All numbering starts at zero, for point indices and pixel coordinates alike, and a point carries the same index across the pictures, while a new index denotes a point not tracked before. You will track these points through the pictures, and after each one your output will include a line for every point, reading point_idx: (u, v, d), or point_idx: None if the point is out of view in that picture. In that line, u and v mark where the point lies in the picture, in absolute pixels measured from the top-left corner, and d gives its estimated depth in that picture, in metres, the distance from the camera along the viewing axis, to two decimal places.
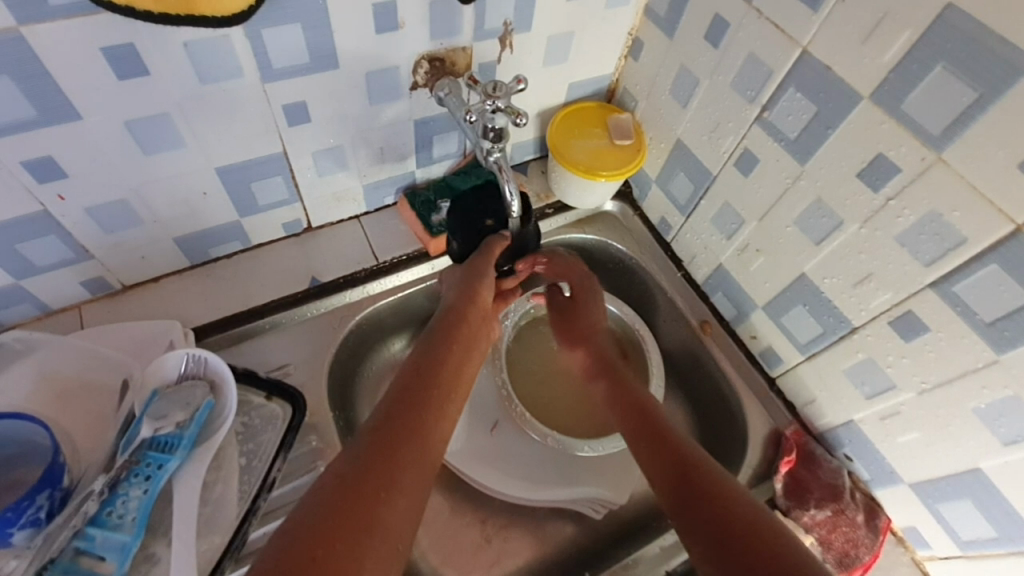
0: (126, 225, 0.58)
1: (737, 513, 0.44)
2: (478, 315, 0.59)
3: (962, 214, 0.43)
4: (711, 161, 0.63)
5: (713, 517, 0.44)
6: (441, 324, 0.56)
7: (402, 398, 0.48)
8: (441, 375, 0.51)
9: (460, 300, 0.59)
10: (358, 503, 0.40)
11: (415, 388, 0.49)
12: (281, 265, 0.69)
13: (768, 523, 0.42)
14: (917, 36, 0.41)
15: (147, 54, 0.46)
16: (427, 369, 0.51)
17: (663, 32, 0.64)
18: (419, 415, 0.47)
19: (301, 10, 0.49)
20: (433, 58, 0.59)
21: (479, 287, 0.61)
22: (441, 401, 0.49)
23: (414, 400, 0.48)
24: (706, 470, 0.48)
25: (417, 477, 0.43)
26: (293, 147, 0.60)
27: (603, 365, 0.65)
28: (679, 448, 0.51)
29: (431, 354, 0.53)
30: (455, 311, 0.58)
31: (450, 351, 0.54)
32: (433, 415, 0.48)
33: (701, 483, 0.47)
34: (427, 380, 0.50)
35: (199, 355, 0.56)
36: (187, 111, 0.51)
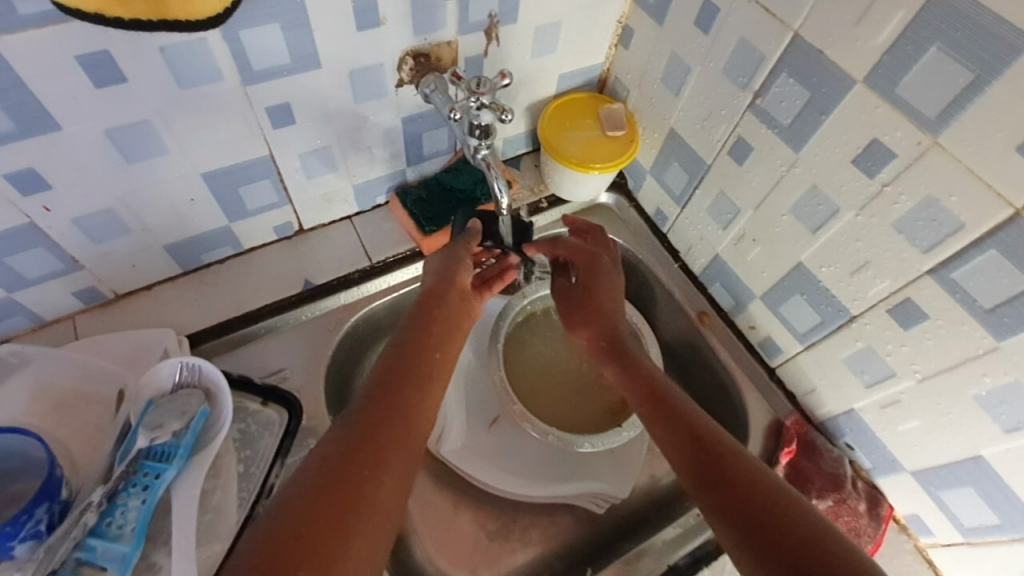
0: (115, 234, 0.57)
1: (756, 487, 0.42)
2: (460, 289, 0.57)
3: (959, 200, 0.42)
4: (705, 150, 0.62)
5: (736, 493, 0.42)
6: (423, 305, 0.54)
7: (386, 377, 0.47)
8: (424, 357, 0.50)
9: (439, 279, 0.57)
10: (346, 478, 0.40)
11: (399, 364, 0.49)
12: (273, 269, 0.68)
13: (791, 497, 0.42)
14: (911, 17, 0.40)
15: (125, 62, 0.45)
16: (411, 347, 0.51)
17: (652, 19, 0.62)
18: (404, 392, 0.47)
19: (279, 11, 0.48)
20: (418, 54, 0.58)
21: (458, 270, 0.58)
22: (425, 378, 0.49)
23: (398, 377, 0.48)
24: (716, 447, 0.46)
25: (406, 457, 0.43)
26: (279, 149, 0.59)
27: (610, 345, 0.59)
28: (688, 418, 0.49)
29: (414, 335, 0.52)
30: (434, 292, 0.56)
31: (432, 331, 0.53)
32: (418, 393, 0.47)
33: (711, 458, 0.45)
34: (410, 362, 0.49)
35: (193, 363, 0.56)
36: (168, 118, 0.51)
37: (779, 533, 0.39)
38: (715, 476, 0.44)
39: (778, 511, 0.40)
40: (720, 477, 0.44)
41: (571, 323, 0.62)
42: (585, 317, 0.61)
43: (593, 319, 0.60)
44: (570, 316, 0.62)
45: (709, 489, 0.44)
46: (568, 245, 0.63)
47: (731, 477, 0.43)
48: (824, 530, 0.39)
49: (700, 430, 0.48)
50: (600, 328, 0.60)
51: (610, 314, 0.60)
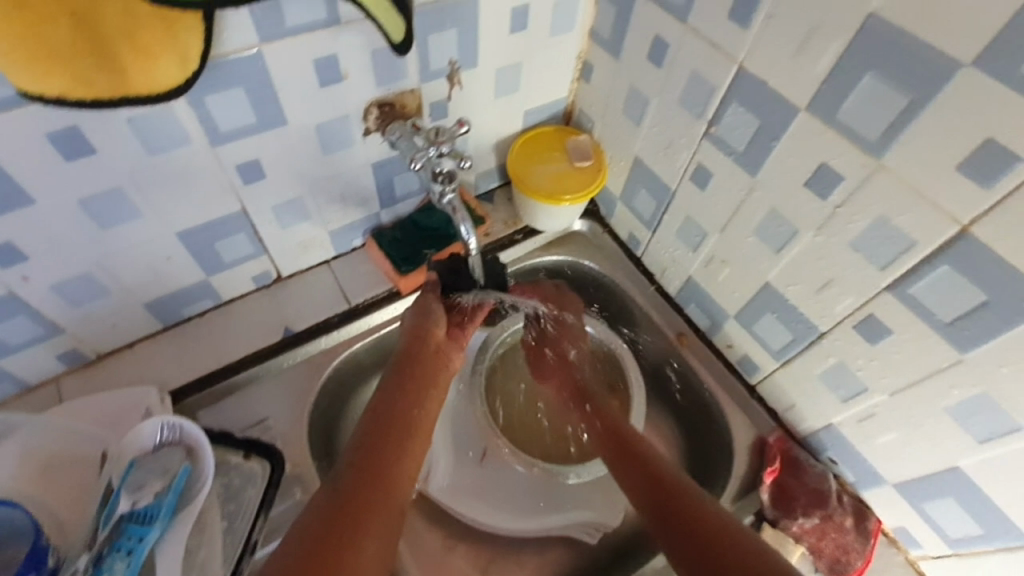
0: (93, 296, 0.58)
1: (716, 531, 0.45)
2: (434, 345, 0.58)
3: (908, 218, 0.43)
4: (668, 177, 0.64)
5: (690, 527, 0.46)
6: (397, 367, 0.55)
7: (365, 440, 0.48)
8: (402, 420, 0.51)
9: (413, 337, 0.58)
10: (329, 545, 0.40)
11: (377, 428, 0.50)
12: (254, 318, 0.69)
13: (750, 538, 0.44)
14: (845, 48, 0.42)
15: (94, 134, 0.46)
16: (387, 410, 0.51)
17: (609, 54, 0.64)
18: (383, 455, 0.48)
19: (242, 75, 0.49)
20: (382, 103, 0.59)
21: (431, 326, 0.59)
22: (402, 439, 0.50)
23: (375, 441, 0.48)
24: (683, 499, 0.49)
25: (387, 523, 0.44)
26: (251, 203, 0.60)
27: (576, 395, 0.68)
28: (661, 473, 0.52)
29: (392, 395, 0.53)
30: (409, 351, 0.57)
31: (408, 392, 0.53)
32: (396, 455, 0.48)
33: (677, 509, 0.48)
34: (387, 427, 0.50)
35: (173, 421, 0.56)
36: (140, 183, 0.52)
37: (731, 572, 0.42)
38: (680, 523, 0.47)
39: (727, 542, 0.44)
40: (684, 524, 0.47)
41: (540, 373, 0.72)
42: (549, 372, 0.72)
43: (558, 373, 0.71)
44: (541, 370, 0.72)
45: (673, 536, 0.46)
46: (548, 292, 0.71)
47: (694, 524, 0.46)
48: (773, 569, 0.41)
49: (670, 484, 0.51)
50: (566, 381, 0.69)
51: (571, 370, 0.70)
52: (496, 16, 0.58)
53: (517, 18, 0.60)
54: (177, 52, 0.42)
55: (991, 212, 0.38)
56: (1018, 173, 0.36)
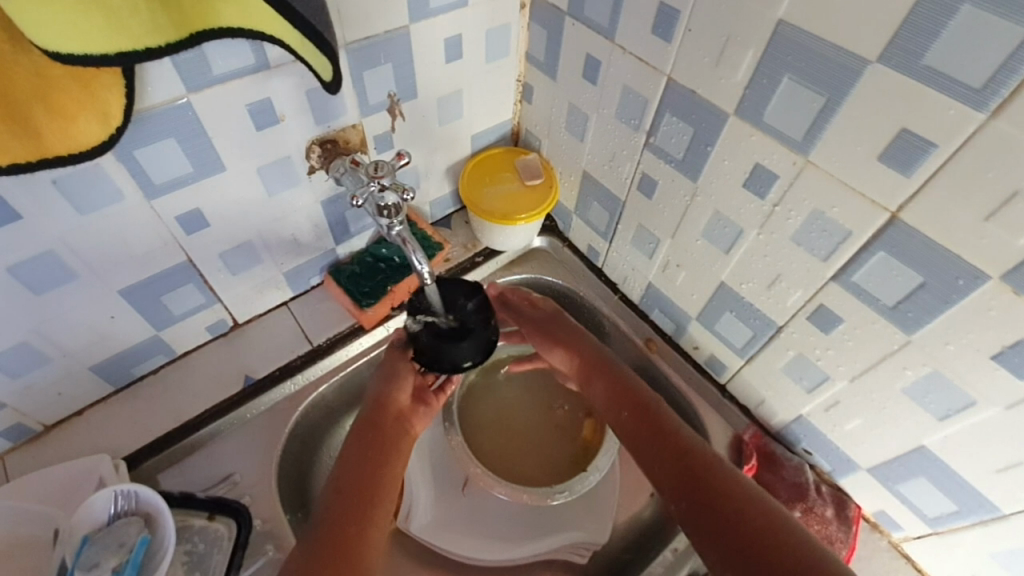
0: (33, 366, 0.55)
1: (727, 486, 0.47)
2: (396, 412, 0.59)
3: (841, 209, 0.44)
4: (617, 189, 0.65)
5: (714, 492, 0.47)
6: (357, 434, 0.56)
7: (331, 516, 0.49)
8: (365, 491, 0.52)
9: (374, 405, 0.59)
10: None
11: (343, 499, 0.50)
12: (212, 370, 0.67)
13: (759, 496, 0.46)
14: (759, 54, 0.43)
15: (16, 199, 0.45)
16: (350, 478, 0.52)
17: (546, 75, 0.66)
18: (346, 530, 0.48)
19: (172, 126, 0.48)
20: (324, 141, 0.59)
21: (393, 391, 0.60)
22: (363, 508, 0.50)
23: (341, 513, 0.49)
24: (713, 472, 0.48)
25: None
26: (197, 253, 0.59)
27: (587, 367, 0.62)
28: (688, 448, 0.51)
29: (354, 466, 0.53)
30: (371, 419, 0.58)
31: (369, 460, 0.54)
32: (358, 528, 0.49)
33: (705, 479, 0.48)
34: (351, 497, 0.51)
35: (128, 489, 0.53)
36: (73, 244, 0.50)
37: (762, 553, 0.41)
38: (713, 502, 0.46)
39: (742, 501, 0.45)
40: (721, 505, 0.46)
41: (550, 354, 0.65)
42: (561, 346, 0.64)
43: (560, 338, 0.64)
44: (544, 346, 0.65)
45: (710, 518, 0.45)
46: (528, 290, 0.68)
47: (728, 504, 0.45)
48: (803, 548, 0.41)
49: (698, 454, 0.50)
50: (575, 347, 0.63)
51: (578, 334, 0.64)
52: (430, 48, 0.59)
53: (451, 47, 0.60)
54: (97, 110, 0.41)
55: (915, 198, 0.40)
56: (932, 160, 0.38)
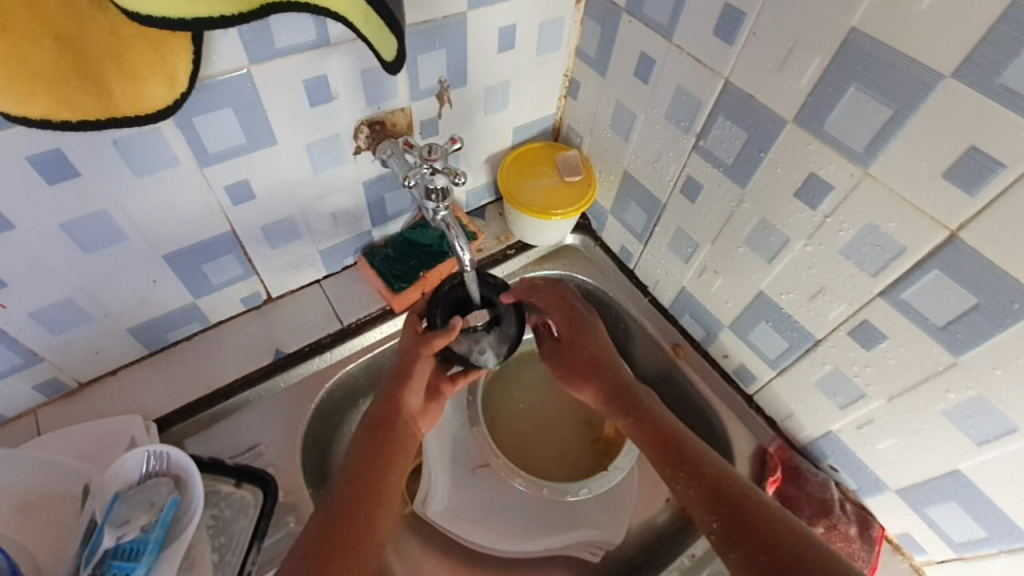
0: (75, 323, 0.56)
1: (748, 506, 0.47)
2: (407, 414, 0.57)
3: (897, 224, 0.43)
4: (659, 191, 0.64)
5: (736, 517, 0.47)
6: (368, 430, 0.55)
7: (336, 506, 0.48)
8: (371, 483, 0.51)
9: (386, 403, 0.57)
10: None
11: (351, 488, 0.50)
12: (244, 341, 0.67)
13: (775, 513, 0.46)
14: (827, 61, 0.43)
15: (77, 157, 0.45)
16: (358, 473, 0.51)
17: (595, 71, 0.66)
18: (352, 520, 0.47)
19: (231, 96, 0.49)
20: (373, 122, 0.60)
21: (406, 391, 0.57)
22: (370, 503, 0.49)
23: (348, 505, 0.48)
24: (736, 491, 0.49)
25: None
26: (240, 224, 0.60)
27: (617, 395, 0.59)
28: (713, 467, 0.51)
29: (362, 459, 0.52)
30: (381, 416, 0.56)
31: (380, 455, 0.53)
32: (365, 519, 0.48)
33: (731, 506, 0.47)
34: (357, 490, 0.50)
35: (161, 450, 0.53)
36: (125, 205, 0.51)
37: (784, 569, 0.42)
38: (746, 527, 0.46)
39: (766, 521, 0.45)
40: (748, 525, 0.46)
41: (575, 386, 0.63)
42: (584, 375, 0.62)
43: (586, 368, 0.62)
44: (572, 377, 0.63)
45: (738, 537, 0.46)
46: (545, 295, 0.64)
47: (755, 520, 0.46)
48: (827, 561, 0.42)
49: (722, 478, 0.50)
50: (601, 380, 0.61)
51: (611, 362, 0.62)
52: (485, 36, 0.59)
53: (505, 37, 0.60)
54: (165, 74, 0.42)
55: (978, 217, 0.39)
56: (1000, 179, 0.37)
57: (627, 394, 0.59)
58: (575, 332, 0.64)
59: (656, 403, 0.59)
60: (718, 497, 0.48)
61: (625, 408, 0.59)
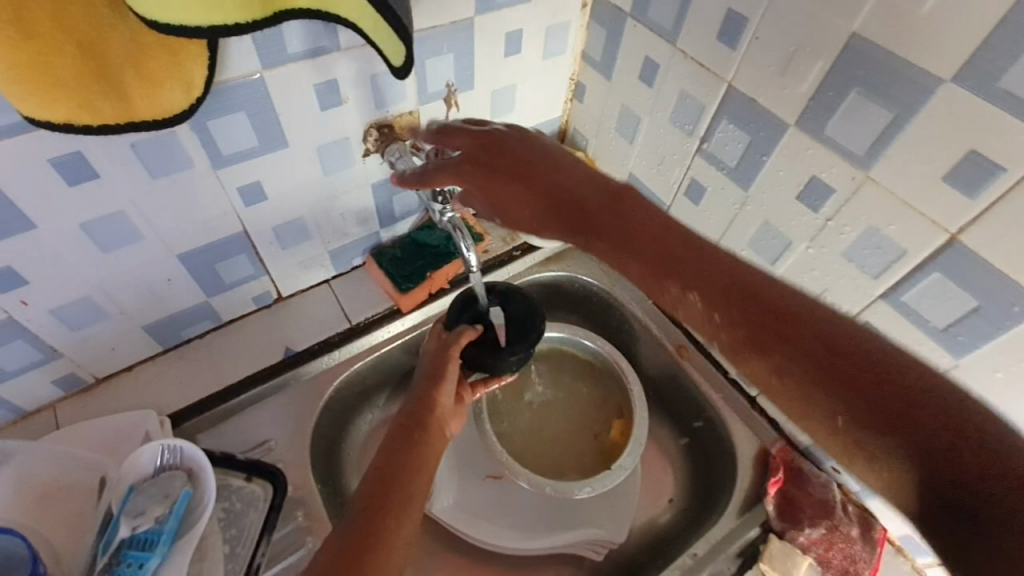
0: (92, 320, 0.58)
1: (801, 312, 0.38)
2: (440, 415, 0.57)
3: (898, 227, 0.44)
4: (664, 193, 0.65)
5: (841, 367, 0.35)
6: (400, 428, 0.54)
7: (366, 503, 0.48)
8: (399, 482, 0.50)
9: (420, 402, 0.57)
10: None
11: (382, 486, 0.49)
12: (255, 339, 0.69)
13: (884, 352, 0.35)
14: (829, 67, 0.43)
15: (97, 158, 0.47)
16: (391, 471, 0.50)
17: (601, 74, 0.66)
18: (379, 519, 0.46)
19: (245, 100, 0.50)
20: (381, 125, 0.61)
21: (438, 393, 0.58)
22: (401, 502, 0.48)
23: (379, 501, 0.48)
24: (822, 316, 0.37)
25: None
26: (252, 225, 0.61)
27: (620, 237, 0.44)
28: (774, 304, 0.38)
29: (393, 458, 0.52)
30: (417, 416, 0.56)
31: (410, 453, 0.52)
32: (394, 518, 0.47)
33: (804, 337, 0.37)
34: (389, 486, 0.49)
35: (175, 444, 0.54)
36: (142, 206, 0.52)
37: (909, 433, 0.33)
38: (839, 381, 0.35)
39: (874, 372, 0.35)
40: (846, 363, 0.35)
41: (509, 194, 0.48)
42: (552, 219, 0.47)
43: (545, 211, 0.48)
44: (501, 184, 0.48)
45: (793, 343, 0.37)
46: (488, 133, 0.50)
47: (850, 363, 0.35)
48: (912, 373, 0.34)
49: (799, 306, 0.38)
50: (562, 218, 0.47)
51: (606, 203, 0.46)
52: (492, 41, 0.60)
53: (511, 41, 0.61)
54: (182, 79, 0.43)
55: (978, 221, 0.39)
56: (999, 183, 0.37)
57: (571, 204, 0.47)
58: (523, 156, 0.49)
59: (619, 204, 0.46)
60: (830, 360, 0.36)
61: (618, 245, 0.44)
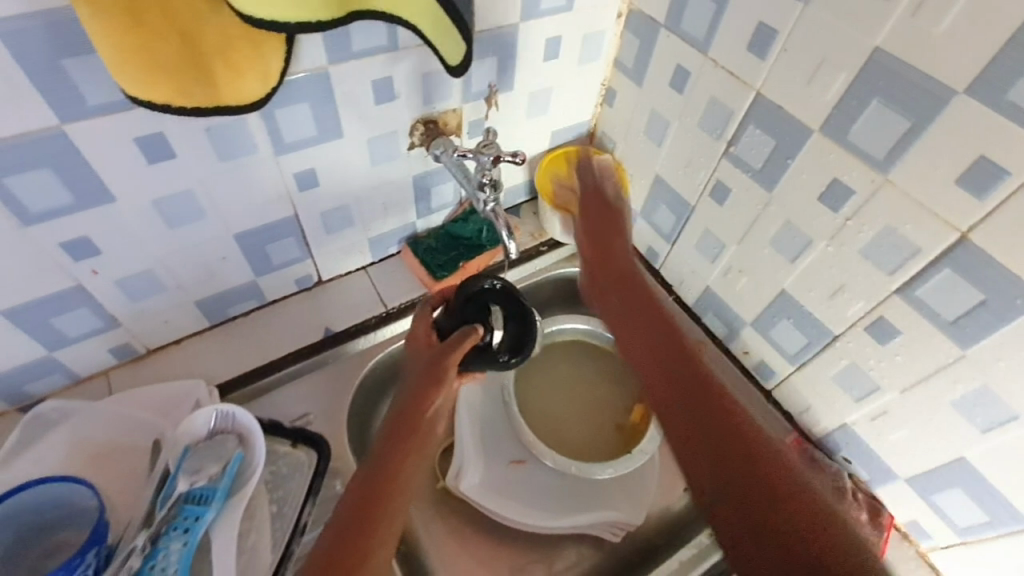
0: (152, 292, 0.62)
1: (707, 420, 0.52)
2: (429, 415, 0.54)
3: (912, 227, 0.48)
4: (689, 193, 0.69)
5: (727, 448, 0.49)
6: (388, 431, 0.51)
7: (349, 513, 0.43)
8: (384, 485, 0.46)
9: (410, 403, 0.54)
10: None
11: (364, 493, 0.45)
12: (296, 318, 0.73)
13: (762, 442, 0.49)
14: (853, 78, 0.47)
15: (176, 139, 0.51)
16: (375, 475, 0.46)
17: (632, 81, 0.71)
18: (365, 529, 0.42)
19: (309, 91, 0.54)
20: (427, 121, 0.65)
21: (429, 393, 0.55)
22: (386, 509, 0.44)
23: (362, 509, 0.43)
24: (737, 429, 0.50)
25: None
26: (302, 209, 0.65)
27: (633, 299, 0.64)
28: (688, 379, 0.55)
29: (379, 463, 0.48)
30: (406, 418, 0.52)
31: (397, 455, 0.49)
32: (380, 525, 0.43)
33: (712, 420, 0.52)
34: (374, 491, 0.45)
35: (226, 410, 0.57)
36: (208, 186, 0.56)
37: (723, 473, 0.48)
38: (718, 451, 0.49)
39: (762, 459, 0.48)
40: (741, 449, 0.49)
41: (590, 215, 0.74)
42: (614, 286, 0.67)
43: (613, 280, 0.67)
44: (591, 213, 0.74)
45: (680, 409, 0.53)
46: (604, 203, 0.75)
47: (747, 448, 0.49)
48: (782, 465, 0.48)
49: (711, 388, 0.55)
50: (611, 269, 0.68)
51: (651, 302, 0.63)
52: (534, 46, 0.64)
53: (551, 47, 0.66)
54: (261, 70, 0.47)
55: (986, 221, 0.43)
56: (1006, 186, 0.41)
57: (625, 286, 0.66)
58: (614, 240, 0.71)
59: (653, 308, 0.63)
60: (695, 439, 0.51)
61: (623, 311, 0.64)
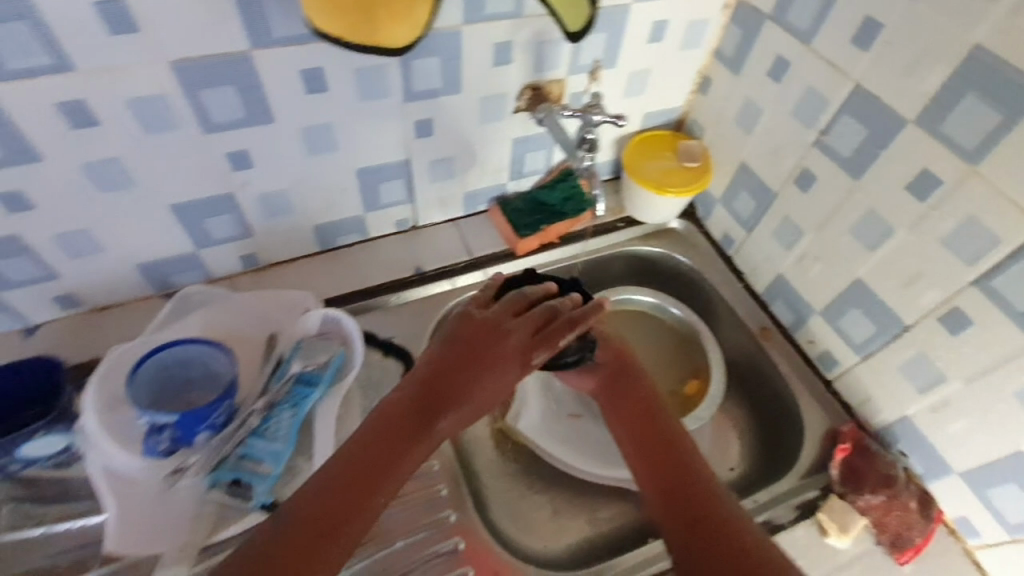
0: (282, 211, 0.72)
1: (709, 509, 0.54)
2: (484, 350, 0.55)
3: (998, 218, 0.49)
4: (773, 180, 0.72)
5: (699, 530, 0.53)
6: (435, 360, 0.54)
7: (375, 437, 0.51)
8: (411, 420, 0.52)
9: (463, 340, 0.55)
10: (315, 524, 0.47)
11: (394, 421, 0.51)
12: (392, 256, 0.81)
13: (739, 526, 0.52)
14: (952, 69, 0.50)
15: (330, 76, 0.60)
16: (407, 408, 0.52)
17: (730, 70, 0.74)
18: (386, 459, 0.50)
19: (442, 47, 0.63)
20: (535, 87, 0.72)
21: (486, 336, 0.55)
22: (408, 443, 0.51)
23: (387, 439, 0.51)
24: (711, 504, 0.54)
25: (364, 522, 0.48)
26: (415, 155, 0.73)
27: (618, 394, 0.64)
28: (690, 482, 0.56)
29: (414, 395, 0.53)
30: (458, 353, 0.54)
31: (434, 392, 0.53)
32: (398, 461, 0.50)
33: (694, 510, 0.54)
34: (402, 423, 0.51)
35: (334, 315, 0.67)
36: (346, 121, 0.66)
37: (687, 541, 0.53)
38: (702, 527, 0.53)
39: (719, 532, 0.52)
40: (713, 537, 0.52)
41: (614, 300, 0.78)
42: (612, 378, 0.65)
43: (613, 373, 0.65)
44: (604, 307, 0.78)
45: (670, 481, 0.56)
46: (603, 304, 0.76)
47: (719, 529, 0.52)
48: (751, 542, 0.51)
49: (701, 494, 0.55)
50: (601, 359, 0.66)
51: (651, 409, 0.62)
52: (641, 27, 0.70)
53: (656, 30, 0.71)
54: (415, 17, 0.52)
55: None
56: None
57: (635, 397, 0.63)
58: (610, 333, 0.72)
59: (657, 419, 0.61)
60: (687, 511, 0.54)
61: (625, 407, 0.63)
